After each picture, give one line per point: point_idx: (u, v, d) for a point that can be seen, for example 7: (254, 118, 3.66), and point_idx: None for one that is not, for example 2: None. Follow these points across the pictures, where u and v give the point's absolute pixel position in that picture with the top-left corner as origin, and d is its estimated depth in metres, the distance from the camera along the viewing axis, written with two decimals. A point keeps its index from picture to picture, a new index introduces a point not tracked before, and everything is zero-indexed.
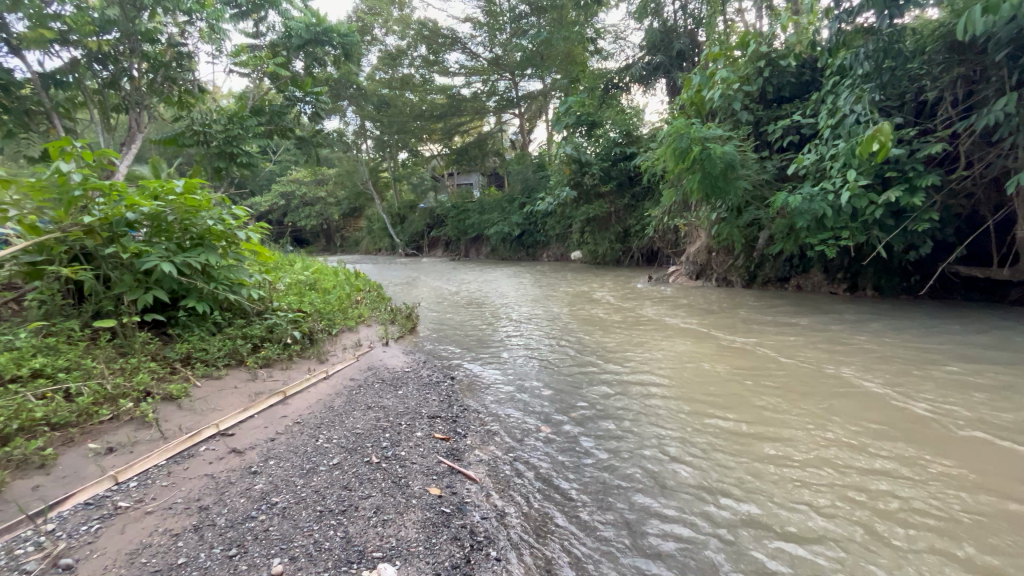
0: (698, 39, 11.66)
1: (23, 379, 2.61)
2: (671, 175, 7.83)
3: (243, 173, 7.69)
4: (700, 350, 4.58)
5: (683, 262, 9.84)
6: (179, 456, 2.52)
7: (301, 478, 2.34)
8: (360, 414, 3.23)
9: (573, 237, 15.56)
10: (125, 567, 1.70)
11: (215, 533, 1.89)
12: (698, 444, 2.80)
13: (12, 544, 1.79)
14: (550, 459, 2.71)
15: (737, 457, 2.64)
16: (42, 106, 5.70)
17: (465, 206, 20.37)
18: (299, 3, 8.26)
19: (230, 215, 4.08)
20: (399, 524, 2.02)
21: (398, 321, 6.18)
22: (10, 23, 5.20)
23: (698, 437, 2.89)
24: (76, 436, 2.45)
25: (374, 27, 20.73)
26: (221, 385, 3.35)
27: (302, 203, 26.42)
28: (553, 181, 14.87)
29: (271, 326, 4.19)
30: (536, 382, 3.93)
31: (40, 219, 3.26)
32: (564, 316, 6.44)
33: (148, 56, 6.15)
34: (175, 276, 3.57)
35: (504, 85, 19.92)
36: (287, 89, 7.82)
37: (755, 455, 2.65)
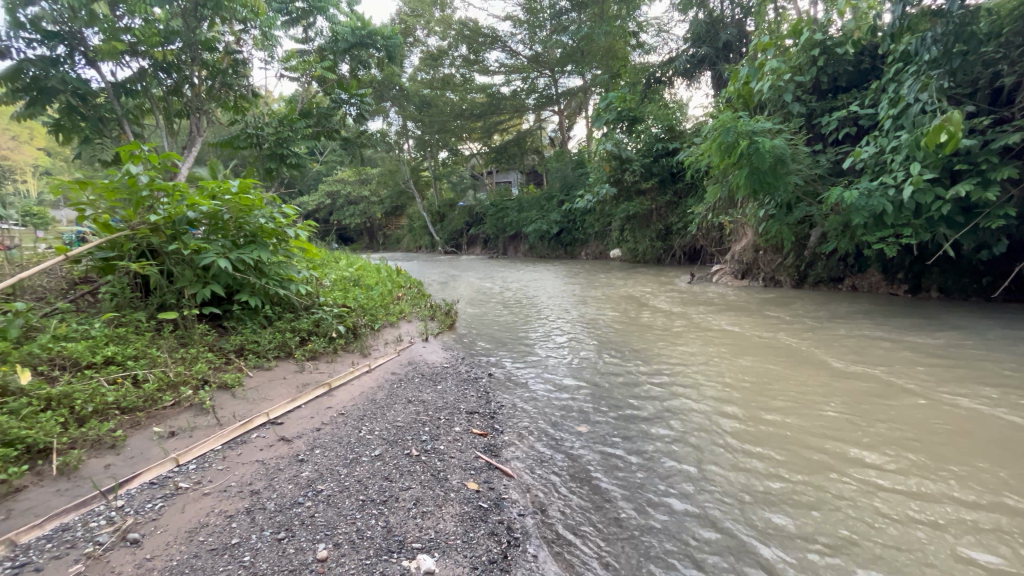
0: (746, 29, 11.22)
1: (97, 365, 2.84)
2: (716, 171, 7.58)
3: (292, 174, 8.03)
4: (746, 352, 4.42)
5: (728, 261, 9.51)
6: (233, 442, 2.66)
7: (345, 467, 2.42)
8: (401, 407, 3.31)
9: (612, 235, 15.34)
10: (185, 544, 1.82)
11: (266, 517, 1.99)
12: (743, 448, 2.70)
13: (86, 518, 1.95)
14: (587, 457, 2.69)
15: (783, 461, 2.54)
16: (114, 113, 6.17)
17: (504, 205, 20.47)
18: (345, 8, 8.52)
19: (280, 214, 4.25)
20: (438, 516, 2.06)
21: (437, 317, 6.30)
22: (88, 37, 5.66)
23: (743, 440, 2.79)
24: (142, 420, 2.62)
25: (416, 29, 21.11)
26: (271, 375, 3.51)
27: (346, 202, 27.30)
28: (592, 179, 14.71)
29: (317, 320, 4.36)
30: (574, 381, 3.90)
31: (112, 218, 3.52)
32: (602, 316, 6.35)
33: (207, 65, 6.51)
34: (230, 271, 3.76)
35: (543, 82, 19.88)
36: (334, 92, 8.09)
37: (804, 461, 2.54)
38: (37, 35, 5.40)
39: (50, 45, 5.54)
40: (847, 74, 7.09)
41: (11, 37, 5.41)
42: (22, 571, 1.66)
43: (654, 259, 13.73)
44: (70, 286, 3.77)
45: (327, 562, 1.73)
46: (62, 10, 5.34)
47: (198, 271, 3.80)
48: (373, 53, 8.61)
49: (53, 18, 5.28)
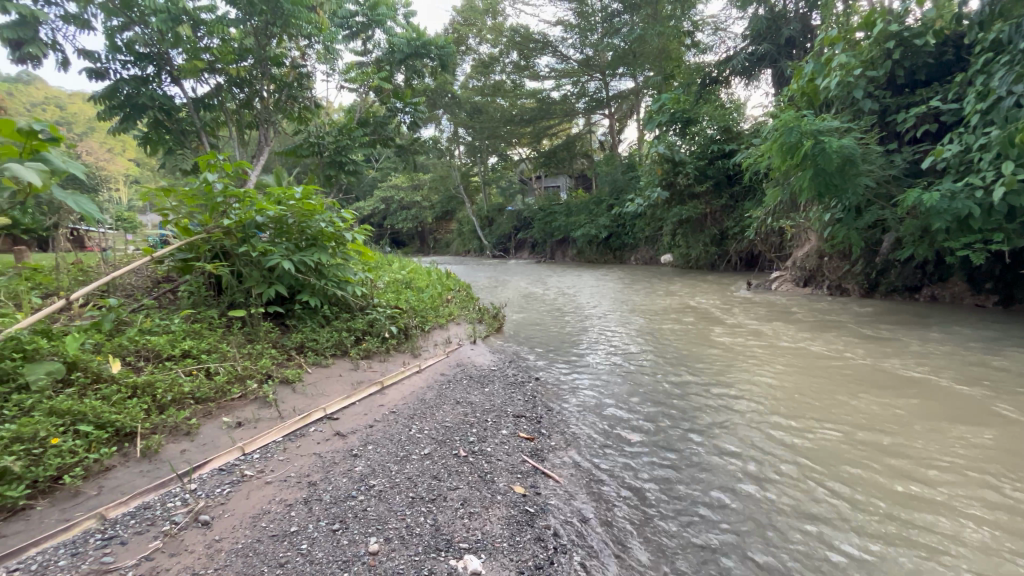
0: (811, 23, 10.62)
1: (175, 358, 3.09)
2: (777, 172, 7.21)
3: (350, 181, 8.41)
4: (809, 366, 4.16)
5: (789, 268, 9.04)
6: (293, 435, 2.81)
7: (395, 464, 2.49)
8: (449, 408, 3.37)
9: (663, 239, 14.94)
10: (249, 529, 1.93)
11: (322, 508, 2.08)
12: (804, 466, 2.55)
13: (164, 498, 2.11)
14: (637, 467, 2.62)
15: (848, 483, 2.39)
16: (193, 126, 6.73)
17: (552, 209, 20.47)
18: (402, 20, 8.84)
19: (339, 218, 4.45)
20: (485, 518, 2.07)
21: (485, 320, 6.37)
22: (173, 57, 6.21)
23: (807, 460, 2.62)
24: (214, 409, 2.82)
25: (468, 37, 21.52)
26: (328, 372, 3.68)
27: (399, 207, 28.24)
28: (643, 182, 14.41)
29: (372, 321, 4.53)
30: (622, 389, 3.81)
31: (191, 222, 3.81)
32: (652, 324, 6.18)
33: (275, 79, 6.94)
34: (293, 272, 3.98)
35: (594, 85, 19.74)
36: (390, 101, 8.38)
37: (870, 484, 2.37)
38: (131, 57, 6.00)
39: (141, 65, 6.13)
40: (927, 67, 6.55)
41: (109, 58, 6.00)
42: (110, 543, 1.82)
43: (707, 266, 13.24)
44: (154, 284, 4.12)
45: (378, 556, 1.78)
46: (152, 33, 5.89)
47: (265, 272, 4.05)
48: (427, 62, 8.87)
49: (144, 40, 5.87)
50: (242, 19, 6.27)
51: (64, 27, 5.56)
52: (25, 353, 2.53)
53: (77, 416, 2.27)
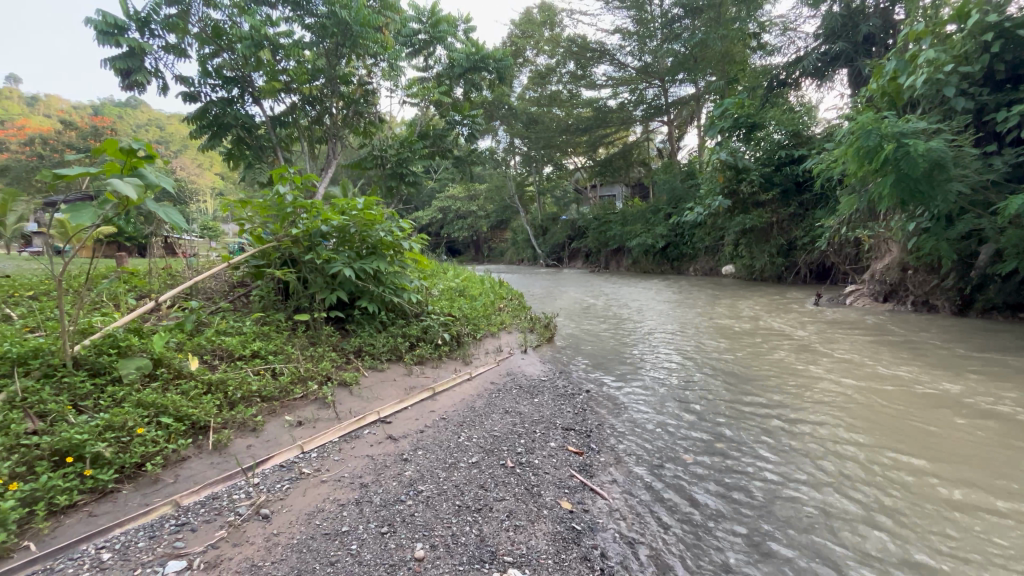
0: (893, 18, 9.85)
1: (246, 357, 3.32)
2: (853, 178, 6.70)
3: (410, 192, 8.74)
4: (887, 389, 3.81)
5: (868, 281, 8.37)
6: (348, 436, 2.92)
7: (443, 471, 2.52)
8: (498, 417, 3.37)
9: (725, 249, 14.30)
10: (304, 525, 2.01)
11: (372, 510, 2.13)
12: (876, 501, 2.33)
13: (230, 490, 2.25)
14: (693, 489, 2.49)
15: (929, 523, 2.15)
16: (270, 142, 7.36)
17: (608, 218, 20.20)
18: (462, 36, 9.13)
19: (398, 228, 4.59)
20: (530, 532, 2.04)
21: (537, 329, 6.36)
22: (255, 79, 6.77)
23: (880, 494, 2.39)
24: (277, 408, 2.98)
25: (526, 50, 21.84)
26: (383, 376, 3.81)
27: (456, 216, 28.97)
28: (703, 190, 13.91)
29: (425, 328, 4.67)
30: (677, 407, 3.65)
31: (264, 231, 4.10)
32: (710, 339, 5.92)
33: (343, 96, 7.30)
34: (353, 280, 4.16)
35: (652, 92, 19.40)
36: (449, 114, 8.65)
37: (956, 526, 2.12)
38: (218, 81, 6.64)
39: (227, 88, 6.75)
40: None
41: (201, 83, 6.62)
42: (182, 529, 1.96)
43: (773, 278, 12.52)
44: (230, 288, 4.46)
45: (424, 562, 1.79)
46: (238, 58, 6.47)
47: (328, 279, 4.26)
48: (485, 76, 9.10)
49: (231, 66, 6.49)
50: (316, 41, 6.70)
51: (165, 56, 6.20)
52: (119, 349, 2.81)
53: (159, 409, 2.49)
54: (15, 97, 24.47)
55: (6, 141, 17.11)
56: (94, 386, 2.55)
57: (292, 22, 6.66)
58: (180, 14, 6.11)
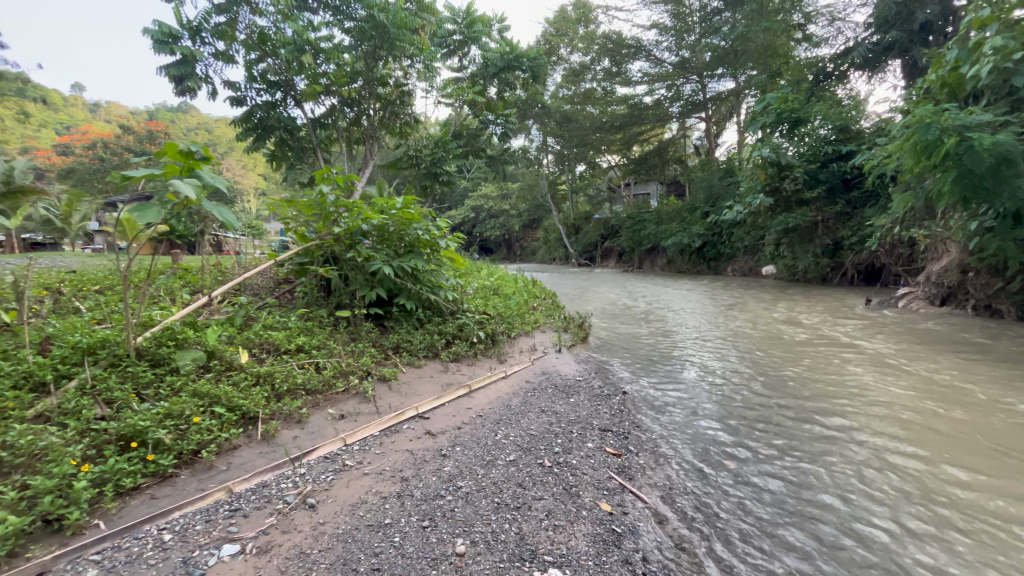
0: (953, 4, 9.27)
1: (292, 351, 3.44)
2: (908, 174, 6.35)
3: (443, 191, 8.83)
4: (942, 399, 3.61)
5: (922, 284, 7.91)
6: (388, 430, 2.98)
7: (482, 468, 2.53)
8: (534, 416, 3.36)
9: (765, 250, 13.82)
10: (348, 515, 2.07)
11: (413, 504, 2.17)
12: (931, 516, 2.22)
13: (278, 479, 2.34)
14: (737, 497, 2.42)
15: (989, 541, 2.03)
16: (311, 144, 7.62)
17: (642, 217, 19.86)
18: (497, 36, 9.16)
19: (434, 226, 4.64)
20: (570, 533, 2.02)
21: (570, 329, 6.31)
22: (297, 83, 7.00)
23: (936, 508, 2.27)
24: (321, 401, 3.08)
25: (560, 48, 21.74)
26: (420, 372, 3.87)
27: (488, 215, 29.12)
28: (743, 188, 13.47)
29: (461, 325, 4.73)
30: (718, 411, 3.56)
31: (307, 230, 4.23)
32: (751, 342, 5.74)
33: (381, 98, 7.45)
34: (392, 277, 4.25)
35: (689, 88, 18.98)
36: (482, 114, 8.71)
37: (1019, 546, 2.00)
38: (263, 85, 6.90)
39: (271, 92, 7.01)
40: None
41: (247, 87, 6.90)
42: (235, 514, 2.05)
43: (817, 279, 12.02)
44: (275, 285, 4.64)
45: (465, 558, 1.81)
46: (281, 63, 6.71)
47: (367, 276, 4.37)
48: (519, 75, 9.12)
49: (274, 70, 6.74)
50: (355, 45, 6.87)
51: (215, 62, 6.49)
52: (177, 341, 2.97)
53: (213, 399, 2.61)
54: (79, 104, 26.14)
55: (72, 145, 18.31)
56: (154, 375, 2.70)
57: (332, 27, 6.85)
58: (228, 22, 6.39)
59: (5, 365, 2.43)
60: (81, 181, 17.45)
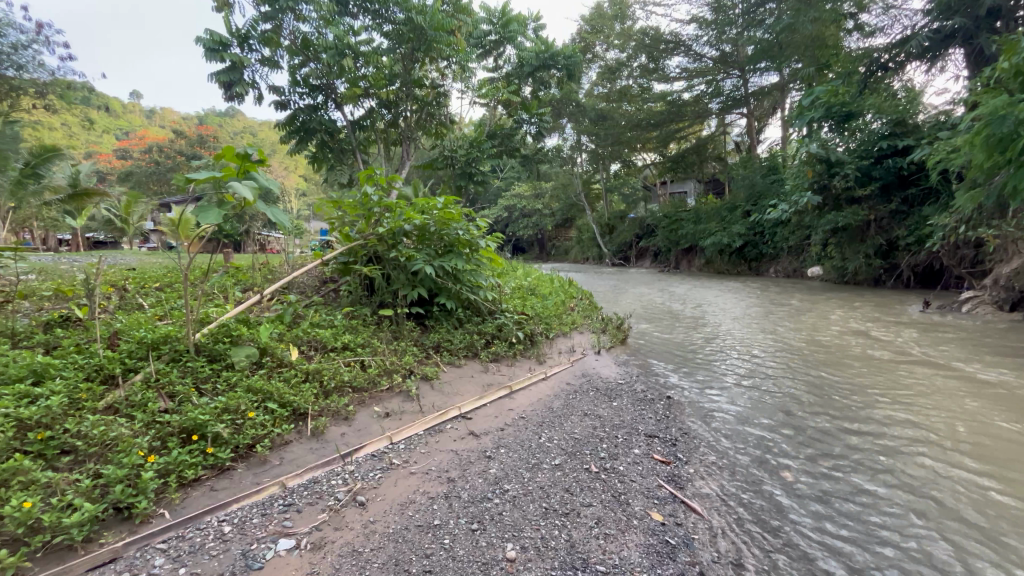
0: None
1: (338, 349, 3.52)
2: (975, 170, 5.92)
3: (477, 191, 8.88)
4: (1020, 414, 3.34)
5: (990, 287, 7.39)
6: (432, 429, 2.99)
7: (528, 471, 2.50)
8: (577, 419, 3.31)
9: (812, 250, 13.24)
10: (398, 514, 2.08)
11: (461, 506, 2.16)
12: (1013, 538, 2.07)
13: (329, 475, 2.38)
14: (797, 511, 2.30)
15: None
16: (350, 145, 7.80)
17: (678, 216, 19.41)
18: (532, 34, 9.15)
19: (474, 226, 4.64)
20: (621, 542, 1.96)
21: (608, 330, 6.18)
22: (338, 86, 7.17)
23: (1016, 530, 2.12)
24: (366, 399, 3.12)
25: (595, 45, 21.50)
26: (461, 372, 3.88)
27: (521, 215, 29.14)
28: (788, 185, 12.94)
29: (500, 325, 4.73)
30: (770, 419, 3.41)
31: (351, 230, 4.31)
32: (798, 347, 5.49)
33: (418, 99, 7.54)
34: (433, 277, 4.27)
35: (730, 83, 18.39)
36: (517, 113, 8.71)
37: None
38: (305, 89, 7.10)
39: (313, 95, 7.22)
40: None
41: (290, 91, 7.12)
42: (289, 509, 2.09)
43: (869, 280, 11.49)
44: (321, 284, 4.77)
45: (516, 563, 1.79)
46: (323, 67, 6.91)
47: (409, 276, 4.41)
48: (554, 73, 9.06)
49: (316, 74, 6.94)
50: (393, 48, 6.98)
51: (261, 68, 6.73)
52: (232, 338, 3.08)
53: (266, 394, 2.69)
54: (136, 110, 27.75)
55: (131, 149, 19.51)
56: (212, 370, 2.81)
57: (372, 31, 6.97)
58: (274, 29, 6.61)
59: (79, 359, 2.59)
60: (138, 183, 18.56)
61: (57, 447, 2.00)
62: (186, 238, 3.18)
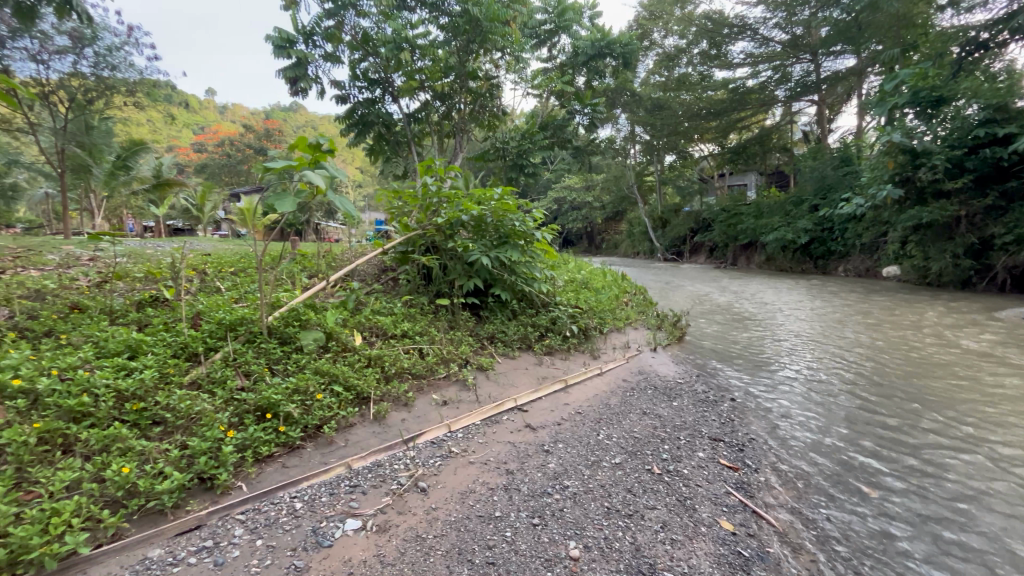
0: None
1: (397, 336, 3.59)
2: None
3: (527, 183, 8.81)
4: None
5: None
6: (489, 420, 3.00)
7: (587, 468, 2.45)
8: (636, 418, 3.20)
9: (889, 248, 12.22)
10: (459, 503, 2.09)
11: (521, 499, 2.14)
12: None
13: (391, 459, 2.43)
14: (881, 532, 2.11)
15: None
16: (405, 138, 7.96)
17: (738, 210, 18.51)
18: (587, 22, 8.97)
19: (530, 218, 4.56)
20: (689, 550, 1.87)
21: (664, 327, 5.95)
22: (395, 80, 7.29)
23: None
24: (424, 386, 3.17)
25: (653, 32, 20.72)
26: (516, 364, 3.87)
27: (571, 207, 28.78)
28: (864, 178, 11.95)
29: (554, 318, 4.67)
30: (847, 430, 3.16)
31: (410, 220, 4.37)
32: (873, 352, 5.07)
33: (471, 91, 7.54)
34: (489, 268, 4.27)
35: (800, 69, 17.39)
36: (570, 104, 8.54)
37: None
38: (364, 83, 7.30)
39: (371, 89, 7.40)
40: None
41: (350, 86, 7.33)
42: (355, 490, 2.15)
43: (956, 282, 10.50)
44: (381, 272, 4.89)
45: (580, 563, 1.74)
46: (381, 62, 7.05)
47: (466, 266, 4.44)
48: (610, 62, 8.79)
49: (374, 69, 7.10)
50: (448, 40, 7.00)
51: (324, 64, 6.96)
52: (301, 322, 3.21)
53: (332, 377, 2.79)
54: (210, 106, 29.70)
55: (206, 143, 20.96)
56: (283, 352, 2.94)
57: (429, 24, 7.04)
58: (336, 25, 6.79)
59: (167, 336, 2.78)
60: (212, 174, 20.00)
61: (149, 418, 2.15)
62: (256, 227, 3.33)
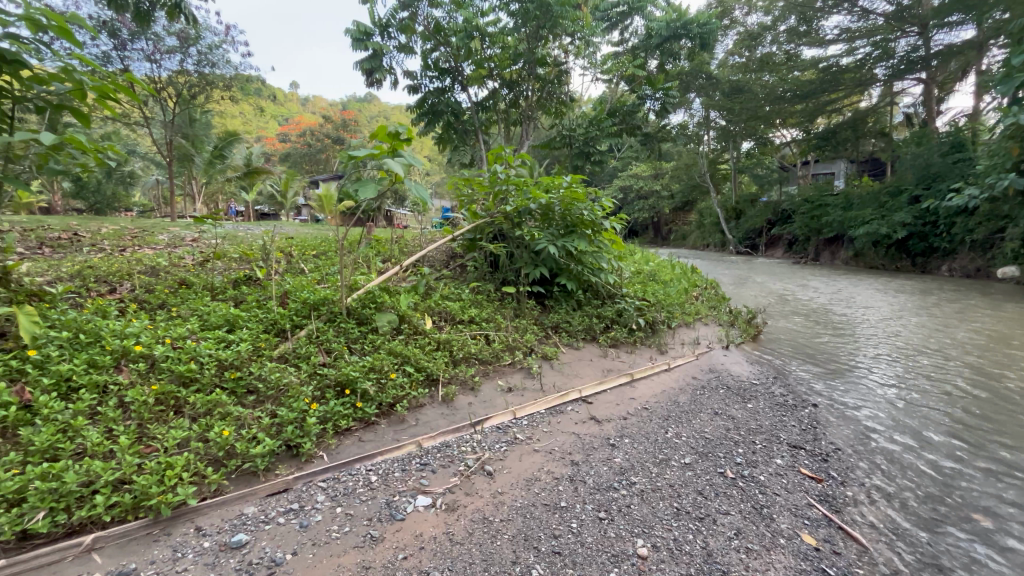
0: None
1: (464, 322, 3.67)
2: None
3: (594, 170, 8.61)
4: None
5: None
6: (554, 409, 2.99)
7: (655, 466, 2.38)
8: (707, 418, 3.07)
9: (1006, 245, 10.76)
10: (524, 489, 2.12)
11: (587, 491, 2.12)
12: None
13: (459, 441, 2.49)
14: (995, 565, 1.88)
15: None
16: (473, 127, 8.05)
17: (824, 201, 17.05)
18: (663, 2, 8.54)
19: (599, 206, 4.45)
20: (767, 561, 1.77)
21: (737, 324, 5.63)
22: (465, 69, 7.36)
23: None
24: (490, 371, 3.22)
25: (734, 9, 19.39)
26: (580, 355, 3.83)
27: (638, 196, 27.91)
28: (981, 166, 10.54)
29: (620, 310, 4.55)
30: (952, 447, 2.83)
31: (478, 207, 4.42)
32: (983, 363, 4.51)
33: (540, 78, 7.46)
34: (556, 256, 4.24)
35: (905, 44, 15.40)
36: (641, 88, 8.20)
37: None
38: (435, 72, 7.43)
39: (442, 78, 7.53)
40: None
41: (422, 75, 7.50)
42: (425, 469, 2.23)
43: None
44: (449, 258, 5.00)
45: (648, 562, 1.71)
46: (452, 51, 7.15)
47: (532, 255, 4.44)
48: (685, 43, 8.34)
49: (445, 58, 7.21)
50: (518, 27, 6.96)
51: (398, 54, 7.18)
52: (376, 303, 3.37)
53: (404, 358, 2.90)
54: (295, 98, 31.70)
55: (290, 133, 22.45)
56: (360, 331, 3.10)
57: (499, 11, 7.02)
58: (410, 17, 6.96)
59: (259, 313, 3.02)
60: (295, 163, 21.45)
61: (245, 387, 2.35)
62: (335, 213, 3.50)
